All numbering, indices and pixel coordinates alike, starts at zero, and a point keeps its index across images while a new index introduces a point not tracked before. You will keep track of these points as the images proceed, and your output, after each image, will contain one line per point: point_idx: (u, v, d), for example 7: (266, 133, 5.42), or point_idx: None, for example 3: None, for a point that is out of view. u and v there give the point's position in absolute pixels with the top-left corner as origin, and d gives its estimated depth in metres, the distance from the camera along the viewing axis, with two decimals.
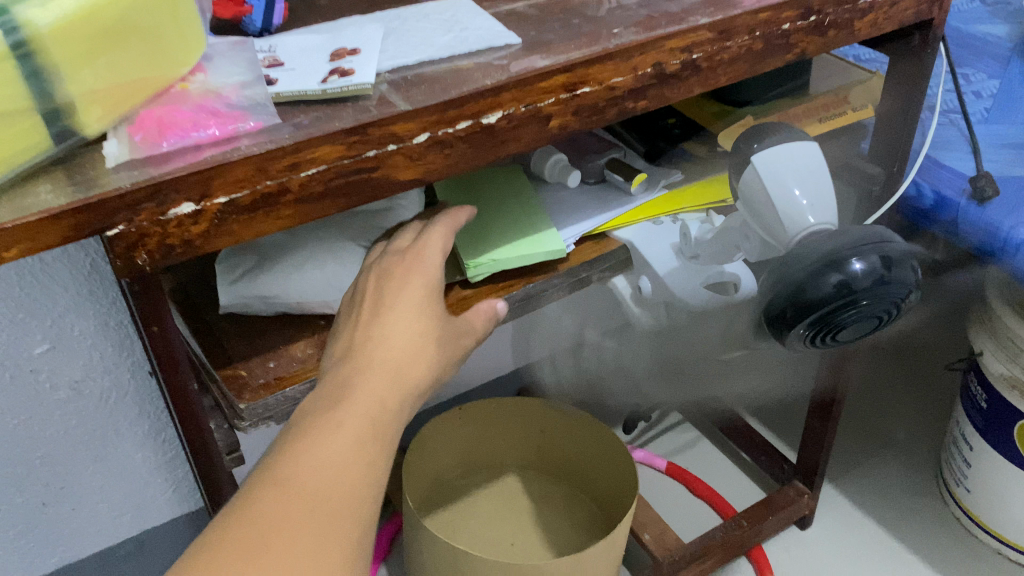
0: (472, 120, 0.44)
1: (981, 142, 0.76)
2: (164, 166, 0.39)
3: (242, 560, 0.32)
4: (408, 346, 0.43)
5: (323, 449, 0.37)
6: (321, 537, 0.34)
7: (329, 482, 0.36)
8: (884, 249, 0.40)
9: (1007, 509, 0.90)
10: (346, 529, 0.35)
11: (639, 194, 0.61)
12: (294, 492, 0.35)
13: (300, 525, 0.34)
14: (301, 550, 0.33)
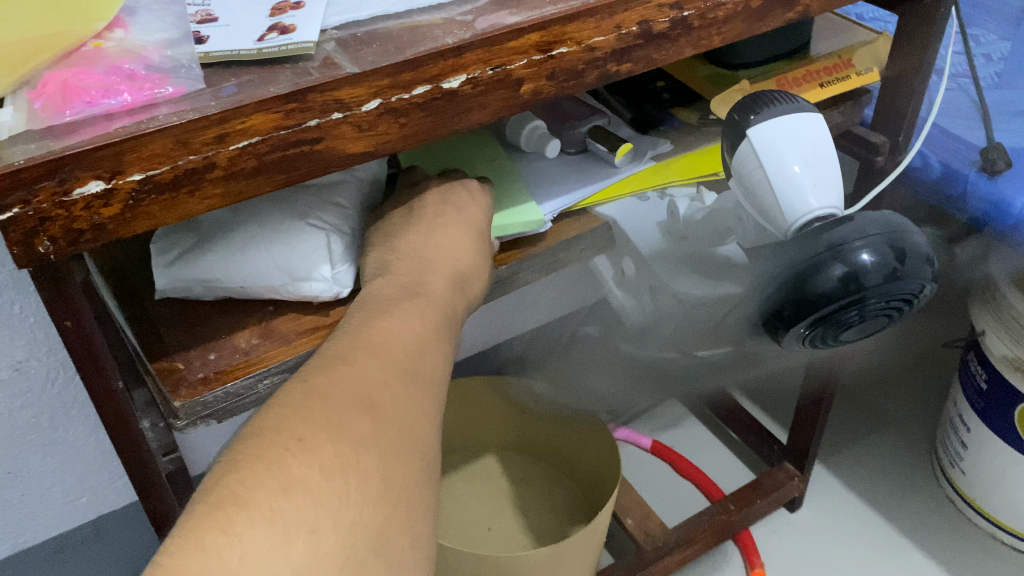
0: (431, 84, 0.39)
1: (992, 109, 0.71)
2: (66, 139, 0.33)
3: (358, 398, 0.36)
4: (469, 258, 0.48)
5: (408, 326, 0.42)
6: (412, 400, 0.38)
7: (414, 360, 0.40)
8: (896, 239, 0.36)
9: (1004, 493, 0.86)
10: (427, 401, 0.40)
11: (624, 165, 0.56)
12: (390, 358, 0.39)
13: (397, 385, 0.38)
14: (398, 405, 0.37)
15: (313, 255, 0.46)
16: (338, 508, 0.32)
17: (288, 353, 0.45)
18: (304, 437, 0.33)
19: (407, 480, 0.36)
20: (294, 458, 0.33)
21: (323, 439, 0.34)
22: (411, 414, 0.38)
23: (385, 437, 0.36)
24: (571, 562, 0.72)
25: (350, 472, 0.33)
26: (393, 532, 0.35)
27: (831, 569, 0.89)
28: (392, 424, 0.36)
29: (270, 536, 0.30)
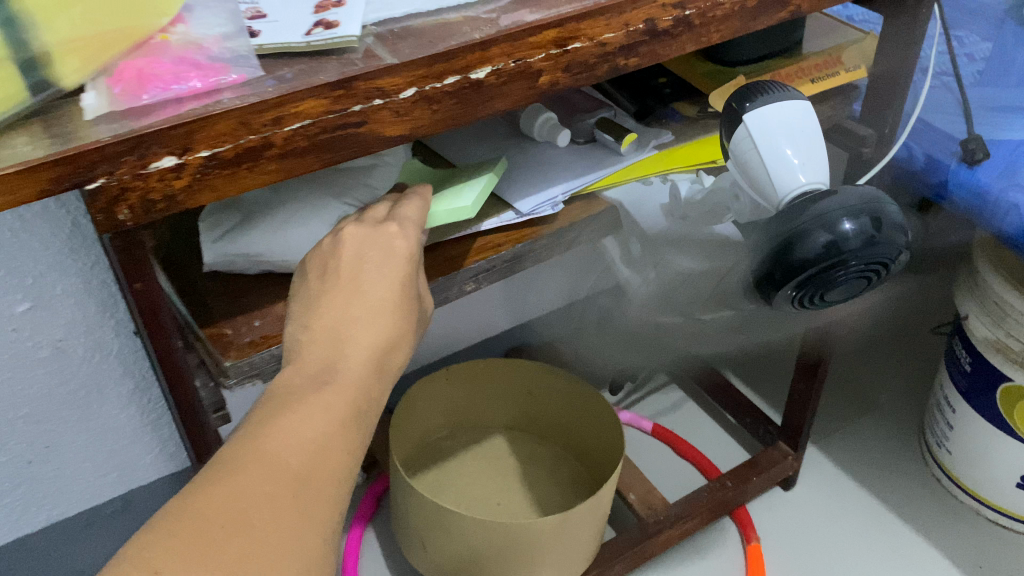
0: (460, 75, 0.43)
1: (972, 105, 0.76)
2: (144, 119, 0.38)
3: (217, 524, 0.34)
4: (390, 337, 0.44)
5: (312, 428, 0.39)
6: (303, 513, 0.36)
7: (314, 466, 0.38)
8: (872, 208, 0.39)
9: (987, 470, 0.91)
10: (324, 511, 0.37)
11: (628, 154, 0.60)
12: (282, 470, 0.37)
13: (284, 500, 0.36)
14: (279, 522, 0.35)
15: None
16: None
17: None
18: (157, 569, 0.32)
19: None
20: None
21: (178, 573, 0.32)
22: (296, 530, 0.36)
23: (255, 562, 0.34)
24: (574, 543, 0.77)
25: None
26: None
27: (824, 544, 0.93)
28: (264, 546, 0.35)
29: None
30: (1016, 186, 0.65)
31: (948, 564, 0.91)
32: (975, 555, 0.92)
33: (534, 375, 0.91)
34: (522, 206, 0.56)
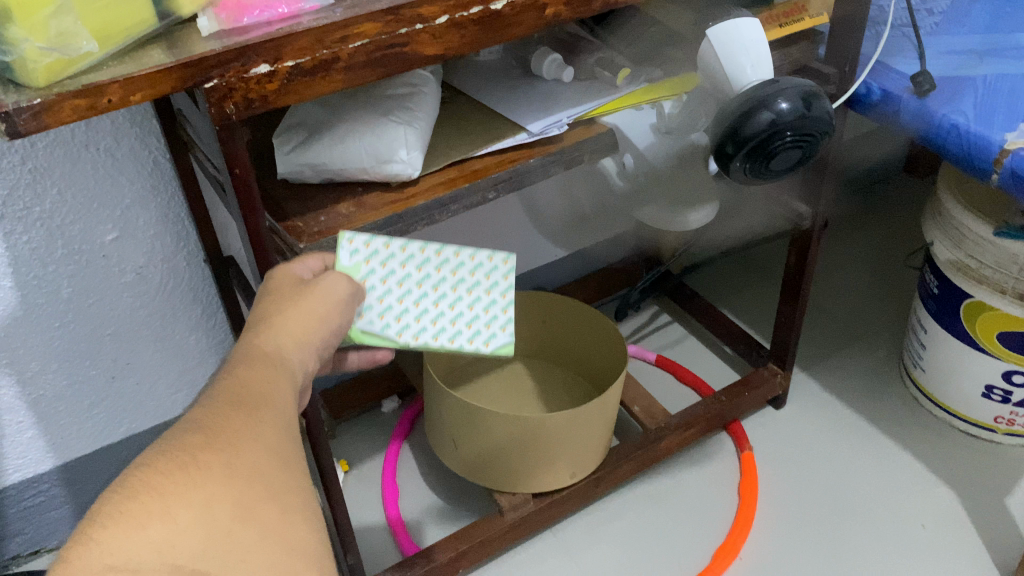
0: (482, 6, 0.55)
1: (927, 48, 0.87)
2: (246, 36, 0.50)
3: (198, 424, 0.41)
4: (278, 319, 0.51)
5: (250, 373, 0.46)
6: (261, 408, 0.44)
7: (260, 385, 0.45)
8: (801, 91, 0.51)
9: (956, 383, 1.02)
10: (280, 411, 0.45)
11: (623, 86, 0.72)
12: (231, 390, 0.44)
13: (239, 405, 0.43)
14: (240, 416, 0.42)
15: (393, 142, 0.62)
16: (188, 494, 0.37)
17: (375, 216, 0.62)
18: (148, 465, 0.38)
19: (269, 463, 0.41)
20: (138, 476, 0.37)
21: (163, 458, 0.38)
22: (259, 420, 0.43)
23: (228, 440, 0.41)
24: (590, 439, 0.89)
25: (190, 468, 0.38)
26: (259, 503, 0.40)
27: (810, 454, 1.04)
28: (232, 430, 0.41)
29: (123, 539, 0.35)
30: (958, 111, 0.76)
31: (923, 469, 1.02)
32: (947, 461, 1.02)
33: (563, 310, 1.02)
34: (533, 128, 0.68)
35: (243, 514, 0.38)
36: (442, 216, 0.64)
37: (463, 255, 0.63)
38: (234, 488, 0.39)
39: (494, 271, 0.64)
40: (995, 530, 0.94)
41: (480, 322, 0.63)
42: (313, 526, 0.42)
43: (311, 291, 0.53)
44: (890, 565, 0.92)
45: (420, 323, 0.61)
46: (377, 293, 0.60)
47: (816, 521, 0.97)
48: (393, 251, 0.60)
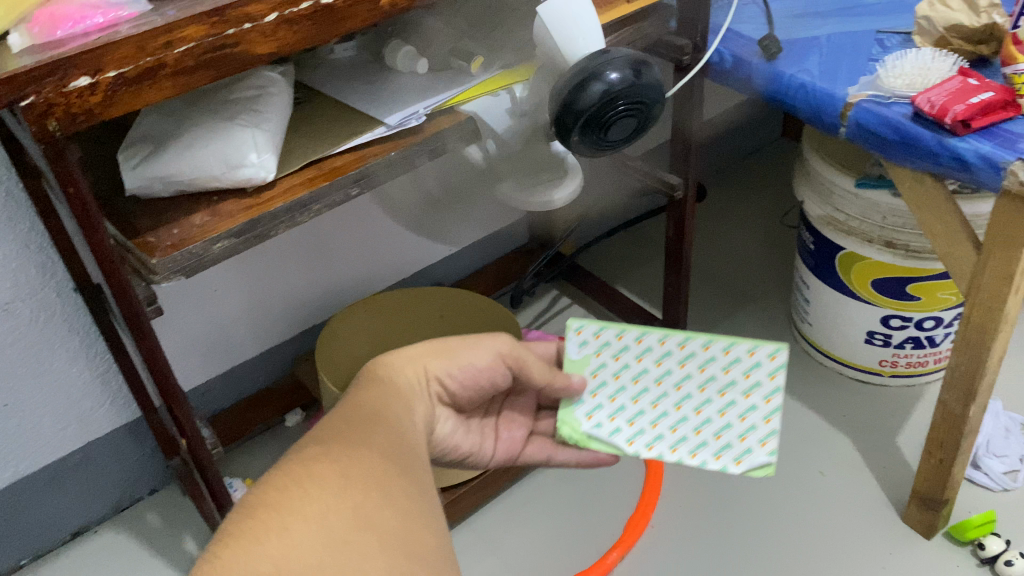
0: (313, 1, 0.55)
1: (775, 13, 0.90)
2: (62, 48, 0.48)
3: (316, 445, 0.44)
4: (422, 343, 0.56)
5: (367, 393, 0.51)
6: (379, 430, 0.46)
7: (379, 407, 0.49)
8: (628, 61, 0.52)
9: (840, 334, 1.06)
10: (399, 434, 0.47)
11: (477, 75, 0.72)
12: (351, 414, 0.47)
13: (356, 426, 0.46)
14: (355, 435, 0.45)
15: (242, 147, 0.61)
16: (304, 505, 0.39)
17: (232, 223, 0.61)
18: (274, 485, 0.40)
19: (384, 475, 0.43)
20: (259, 497, 0.40)
21: (281, 478, 0.41)
22: (375, 441, 0.45)
23: (340, 455, 0.43)
24: None
25: (311, 479, 0.41)
26: (379, 511, 0.40)
27: None
28: (345, 447, 0.43)
29: (247, 548, 0.36)
30: (804, 70, 0.79)
31: (819, 419, 1.05)
32: (841, 409, 1.06)
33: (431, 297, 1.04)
34: (390, 121, 0.67)
35: (363, 521, 0.39)
36: (304, 217, 0.63)
37: (713, 348, 0.56)
38: (349, 496, 0.40)
39: (754, 367, 0.56)
40: (889, 469, 0.98)
41: (736, 435, 0.56)
42: (441, 533, 0.43)
43: (469, 335, 0.58)
44: (795, 514, 0.95)
45: (668, 430, 0.57)
46: (610, 391, 0.58)
47: (723, 482, 0.99)
48: (627, 344, 0.57)
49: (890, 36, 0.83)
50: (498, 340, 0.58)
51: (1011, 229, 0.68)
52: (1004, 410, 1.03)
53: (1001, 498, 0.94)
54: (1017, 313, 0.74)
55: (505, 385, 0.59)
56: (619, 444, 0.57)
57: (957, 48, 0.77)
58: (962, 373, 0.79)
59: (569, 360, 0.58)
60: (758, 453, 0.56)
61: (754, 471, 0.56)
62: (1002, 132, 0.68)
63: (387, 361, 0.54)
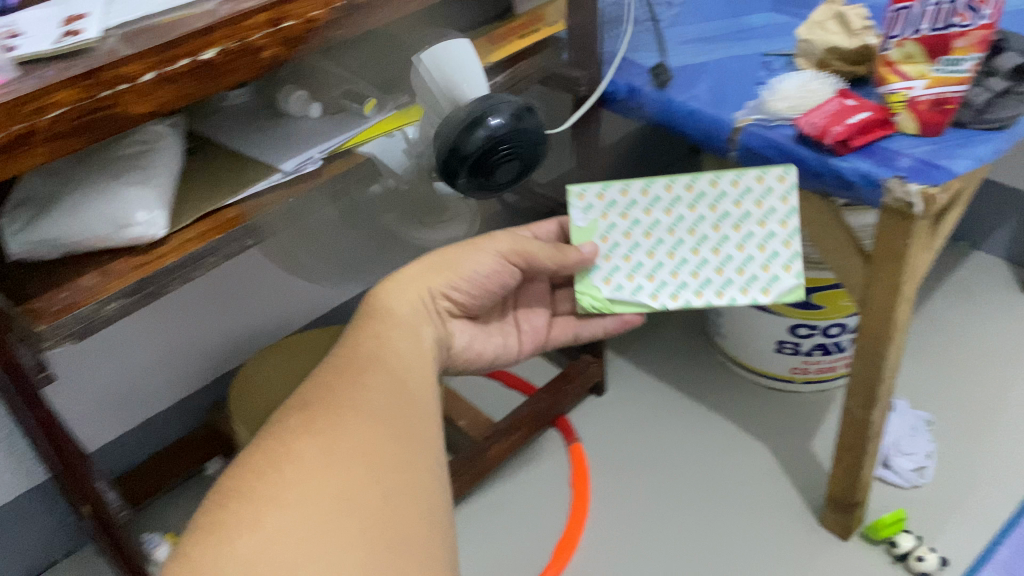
0: (191, 58, 0.54)
1: (667, 41, 0.93)
2: None
3: (301, 422, 0.52)
4: (426, 261, 0.68)
5: (366, 331, 0.62)
6: (367, 390, 0.55)
7: (371, 358, 0.59)
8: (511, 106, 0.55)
9: (752, 344, 1.08)
10: (390, 391, 0.56)
11: (372, 116, 0.72)
12: (343, 370, 0.57)
13: (345, 389, 0.55)
14: (341, 403, 0.54)
15: (129, 205, 0.60)
16: (280, 488, 0.48)
17: (123, 282, 0.59)
18: (266, 463, 0.50)
19: (368, 441, 0.51)
20: (240, 476, 0.49)
21: (263, 457, 0.50)
22: (363, 407, 0.54)
23: (321, 428, 0.52)
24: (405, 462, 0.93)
25: (296, 461, 0.49)
26: (361, 487, 0.49)
27: (635, 435, 1.09)
28: (329, 418, 0.53)
29: (243, 530, 0.45)
30: (693, 97, 0.82)
31: (737, 428, 1.08)
32: (757, 417, 1.09)
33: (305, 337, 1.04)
34: (286, 167, 0.67)
35: (343, 494, 0.48)
36: (199, 270, 0.62)
37: (723, 185, 0.69)
38: (328, 473, 0.49)
39: (765, 195, 0.69)
40: (804, 473, 1.01)
41: (759, 266, 0.69)
42: (425, 488, 0.52)
43: (464, 244, 0.70)
44: (716, 524, 0.97)
45: (680, 278, 0.70)
46: (625, 251, 0.70)
47: (647, 497, 1.01)
48: (633, 200, 0.70)
49: (775, 59, 0.87)
50: (495, 242, 0.69)
51: (892, 242, 0.71)
52: (910, 408, 1.07)
53: (910, 495, 0.98)
54: (907, 321, 0.77)
55: (514, 281, 0.71)
56: (643, 300, 0.70)
57: (837, 69, 0.80)
58: (862, 380, 0.82)
59: (578, 229, 0.70)
60: (785, 279, 0.69)
61: (783, 294, 0.69)
62: (880, 149, 0.72)
63: (387, 294, 0.65)
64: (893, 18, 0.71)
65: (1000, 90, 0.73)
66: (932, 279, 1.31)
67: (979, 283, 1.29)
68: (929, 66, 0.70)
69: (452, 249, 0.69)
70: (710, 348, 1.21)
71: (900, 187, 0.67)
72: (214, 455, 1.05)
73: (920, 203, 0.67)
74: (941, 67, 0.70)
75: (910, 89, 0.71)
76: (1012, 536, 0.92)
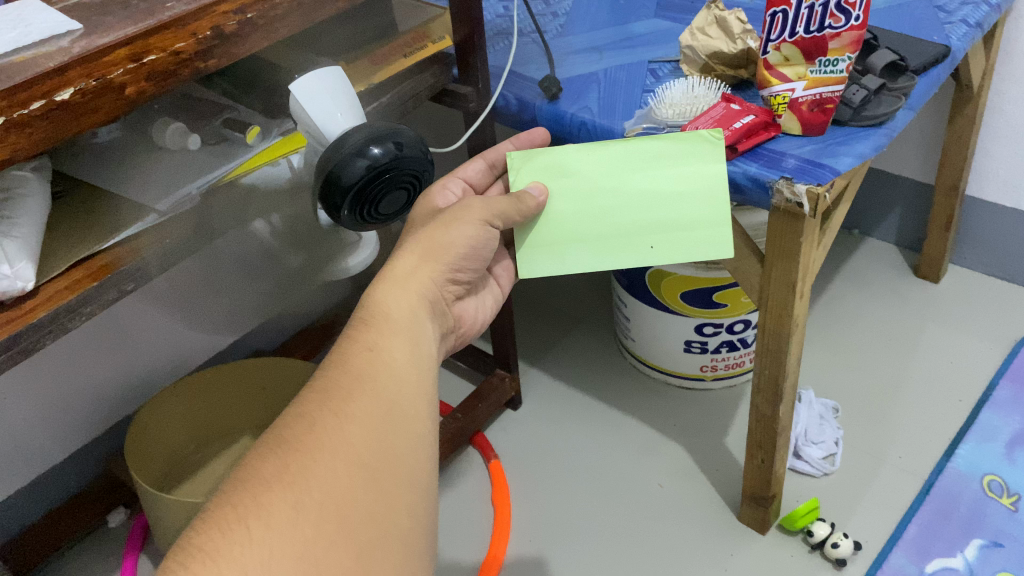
0: (45, 99, 0.50)
1: (555, 53, 0.93)
2: None
3: (283, 452, 0.45)
4: (413, 253, 0.60)
5: (363, 331, 0.53)
6: (356, 420, 0.47)
7: (362, 376, 0.50)
8: (393, 136, 0.61)
9: (660, 347, 1.10)
10: (381, 420, 0.48)
11: (256, 145, 0.69)
12: (329, 392, 0.48)
13: (332, 418, 0.47)
14: (326, 439, 0.45)
15: None
16: (244, 554, 0.40)
17: None
18: (237, 506, 0.42)
19: (353, 493, 0.44)
20: (202, 534, 0.41)
21: (227, 511, 0.42)
22: (351, 439, 0.46)
23: (299, 476, 0.43)
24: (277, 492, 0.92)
25: (267, 510, 0.42)
26: (331, 550, 0.42)
27: (553, 446, 1.09)
28: (309, 460, 0.44)
29: None
30: (584, 109, 0.82)
31: (652, 430, 1.09)
32: (671, 418, 1.10)
33: (176, 393, 0.98)
34: (161, 207, 0.63)
35: (310, 566, 0.41)
36: (73, 322, 0.58)
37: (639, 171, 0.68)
38: (302, 530, 0.41)
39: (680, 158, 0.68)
40: (719, 470, 1.03)
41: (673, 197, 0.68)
42: (403, 551, 0.45)
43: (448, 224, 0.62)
44: (637, 528, 0.97)
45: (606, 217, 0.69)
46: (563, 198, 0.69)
47: (568, 506, 1.01)
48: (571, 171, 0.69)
49: (661, 65, 0.88)
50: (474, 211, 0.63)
51: (784, 242, 0.72)
52: (816, 397, 1.10)
53: (822, 484, 1.00)
54: (804, 315, 0.79)
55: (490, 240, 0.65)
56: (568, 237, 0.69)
57: (721, 73, 0.81)
58: (768, 377, 0.83)
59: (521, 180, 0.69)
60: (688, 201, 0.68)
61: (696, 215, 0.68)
62: (766, 152, 0.73)
63: (377, 292, 0.57)
64: (771, 23, 0.70)
65: (874, 88, 0.75)
66: (830, 267, 1.35)
67: (873, 269, 1.34)
68: (806, 68, 0.70)
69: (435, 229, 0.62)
70: (620, 353, 1.21)
71: (788, 188, 0.68)
72: (117, 505, 1.02)
73: (808, 203, 0.67)
74: (817, 68, 0.69)
75: (792, 91, 0.72)
76: (919, 514, 0.95)
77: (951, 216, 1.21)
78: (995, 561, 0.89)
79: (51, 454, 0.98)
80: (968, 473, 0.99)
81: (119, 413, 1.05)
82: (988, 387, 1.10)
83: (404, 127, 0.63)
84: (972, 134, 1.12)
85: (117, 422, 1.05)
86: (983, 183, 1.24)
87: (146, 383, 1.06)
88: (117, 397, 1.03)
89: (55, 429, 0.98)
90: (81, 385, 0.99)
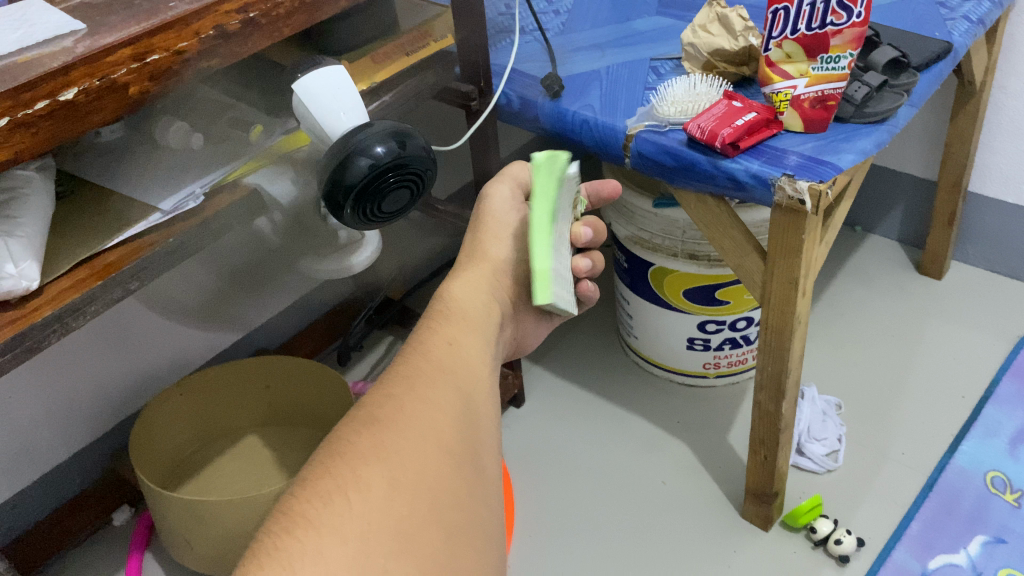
0: (49, 99, 0.51)
1: (557, 50, 0.93)
2: None
3: (378, 427, 0.45)
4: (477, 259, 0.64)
5: (439, 330, 0.56)
6: (441, 404, 0.48)
7: (443, 366, 0.51)
8: (397, 135, 0.61)
9: (662, 344, 1.10)
10: (461, 407, 0.49)
11: (258, 142, 0.69)
12: (413, 376, 0.50)
13: (418, 401, 0.47)
14: (415, 421, 0.46)
15: None
16: (345, 524, 0.40)
17: None
18: (335, 478, 0.42)
19: (439, 471, 0.44)
20: (301, 505, 0.41)
21: (327, 481, 0.42)
22: (438, 420, 0.47)
23: (392, 453, 0.43)
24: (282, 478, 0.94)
25: (364, 481, 0.42)
26: (427, 525, 0.41)
27: (555, 443, 1.09)
28: (400, 438, 0.44)
29: (306, 564, 0.38)
30: (586, 106, 0.82)
31: (655, 427, 1.09)
32: (674, 415, 1.11)
33: (182, 392, 0.98)
34: (166, 206, 0.64)
35: (407, 538, 0.40)
36: (78, 321, 0.59)
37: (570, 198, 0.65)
38: (401, 501, 0.41)
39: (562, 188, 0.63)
40: (721, 467, 1.03)
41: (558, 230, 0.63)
42: (484, 534, 0.45)
43: (487, 223, 0.68)
44: (640, 524, 0.98)
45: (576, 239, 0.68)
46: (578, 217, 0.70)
47: (573, 503, 1.01)
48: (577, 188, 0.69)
49: (663, 62, 0.88)
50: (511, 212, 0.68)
51: (787, 239, 0.72)
52: (819, 394, 1.10)
53: (825, 480, 1.00)
54: (807, 312, 0.79)
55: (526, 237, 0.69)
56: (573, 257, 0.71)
57: (723, 70, 0.81)
58: (770, 374, 0.83)
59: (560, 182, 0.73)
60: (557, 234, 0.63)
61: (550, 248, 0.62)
62: (768, 149, 0.72)
63: (455, 290, 0.62)
64: (773, 19, 0.70)
65: (876, 84, 0.75)
66: (832, 264, 1.35)
67: (875, 266, 1.34)
68: (808, 65, 0.69)
69: (481, 233, 0.67)
70: (623, 350, 1.22)
71: (790, 186, 0.68)
72: (121, 505, 1.04)
73: (810, 200, 0.68)
74: (819, 66, 0.69)
75: (794, 88, 0.72)
76: (923, 510, 0.95)
77: (954, 212, 1.21)
78: (998, 556, 0.89)
79: (56, 453, 0.99)
80: (971, 469, 0.99)
81: (123, 412, 1.05)
82: (990, 383, 1.10)
83: (409, 126, 0.63)
84: (973, 130, 1.12)
85: (122, 421, 1.05)
86: (985, 179, 1.24)
87: (151, 382, 1.07)
88: (121, 395, 1.04)
89: (61, 427, 0.98)
90: (85, 383, 0.99)
